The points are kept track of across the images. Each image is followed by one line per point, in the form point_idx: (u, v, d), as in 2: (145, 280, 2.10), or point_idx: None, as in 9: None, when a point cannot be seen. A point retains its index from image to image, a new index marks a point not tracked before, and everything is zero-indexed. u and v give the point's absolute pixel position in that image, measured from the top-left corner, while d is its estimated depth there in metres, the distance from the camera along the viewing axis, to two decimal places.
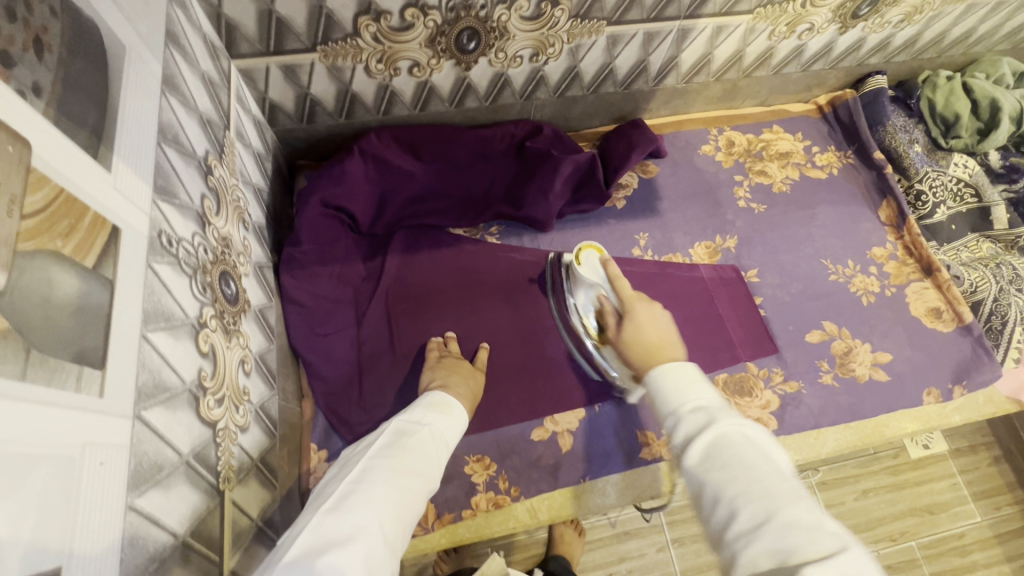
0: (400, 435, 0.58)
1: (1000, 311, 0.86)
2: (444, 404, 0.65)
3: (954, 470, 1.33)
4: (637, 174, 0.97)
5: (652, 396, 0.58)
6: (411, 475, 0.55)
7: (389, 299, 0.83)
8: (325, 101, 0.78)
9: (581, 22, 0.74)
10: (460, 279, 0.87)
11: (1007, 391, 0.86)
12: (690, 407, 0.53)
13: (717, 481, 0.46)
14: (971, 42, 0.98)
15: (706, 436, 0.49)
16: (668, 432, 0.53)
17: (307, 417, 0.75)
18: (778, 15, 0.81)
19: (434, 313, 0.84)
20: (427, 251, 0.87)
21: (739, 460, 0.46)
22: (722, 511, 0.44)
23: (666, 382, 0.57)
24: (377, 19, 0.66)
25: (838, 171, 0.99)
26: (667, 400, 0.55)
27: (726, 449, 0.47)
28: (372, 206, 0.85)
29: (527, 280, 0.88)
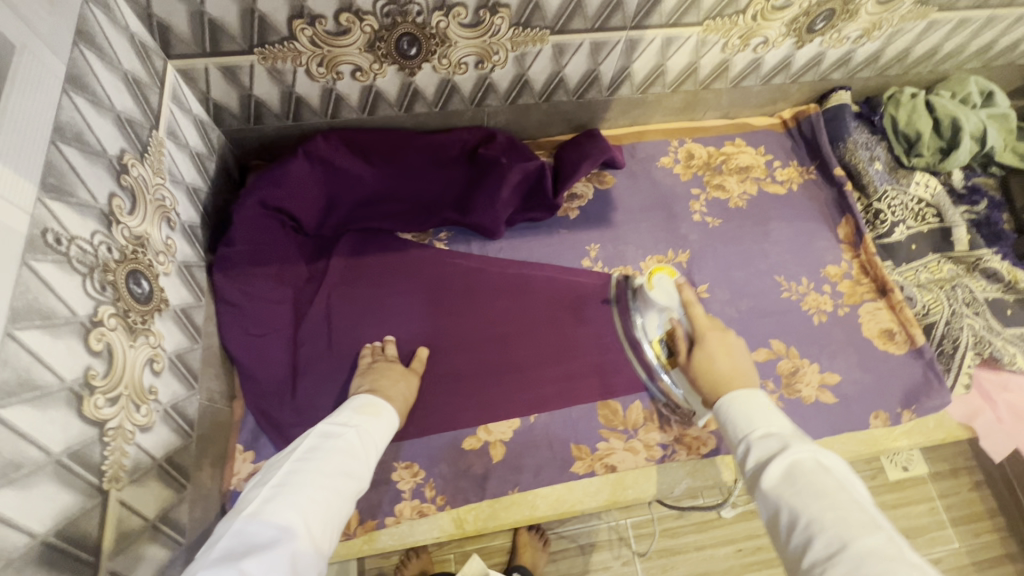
0: (326, 437, 0.57)
1: (952, 335, 0.85)
2: (372, 407, 0.64)
3: (933, 494, 1.30)
4: (593, 184, 0.96)
5: (724, 424, 0.59)
6: (339, 475, 0.54)
7: (330, 301, 0.83)
8: (269, 103, 0.78)
9: (523, 31, 0.74)
10: (406, 284, 0.86)
11: (960, 418, 0.86)
12: (759, 433, 0.54)
13: (791, 508, 0.46)
14: (939, 59, 0.96)
15: (780, 461, 0.50)
16: (741, 458, 0.54)
17: (237, 417, 0.74)
18: (729, 28, 0.80)
19: (376, 317, 0.83)
20: (374, 255, 0.87)
21: (814, 488, 0.46)
22: (798, 538, 0.44)
23: (734, 412, 0.58)
24: (312, 23, 0.67)
25: (798, 186, 0.97)
26: (737, 430, 0.56)
27: (798, 473, 0.48)
28: (319, 208, 0.84)
29: (474, 288, 0.88)
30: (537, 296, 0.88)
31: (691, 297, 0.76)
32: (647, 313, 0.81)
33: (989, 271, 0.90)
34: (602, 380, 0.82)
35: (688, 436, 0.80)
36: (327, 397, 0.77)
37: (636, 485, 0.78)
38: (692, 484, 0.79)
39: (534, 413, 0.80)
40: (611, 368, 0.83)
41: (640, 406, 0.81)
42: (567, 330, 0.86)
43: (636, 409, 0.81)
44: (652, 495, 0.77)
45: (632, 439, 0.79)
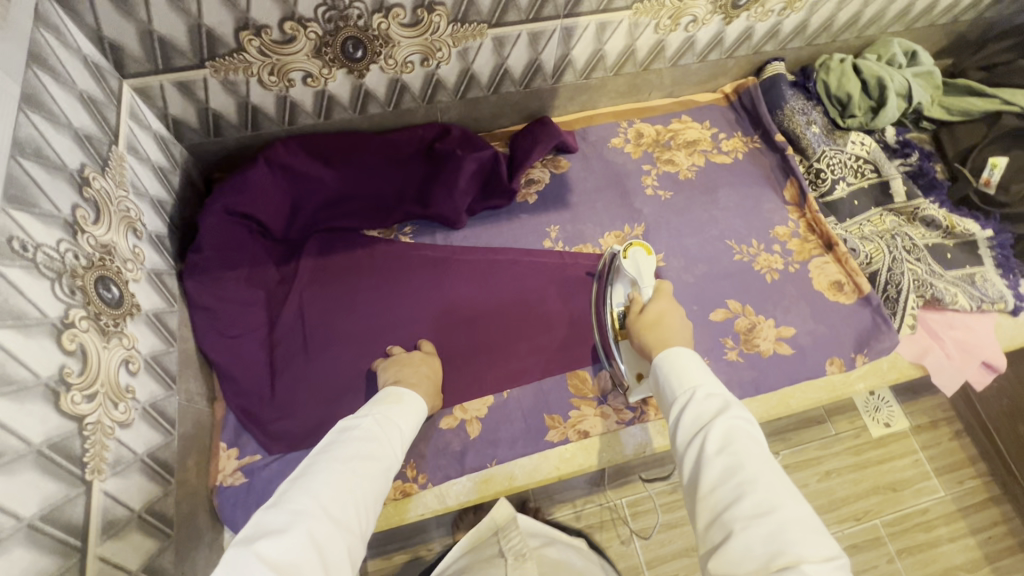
0: (344, 428, 0.60)
1: (894, 280, 0.89)
2: (394, 395, 0.67)
3: (916, 447, 1.35)
4: (549, 169, 1.00)
5: (668, 378, 0.62)
6: (358, 458, 0.56)
7: (303, 300, 0.86)
8: (227, 114, 0.81)
9: (462, 26, 0.78)
10: (375, 278, 0.90)
11: (909, 357, 0.89)
12: (704, 394, 0.58)
13: (727, 466, 0.50)
14: (863, 25, 1.02)
15: (721, 419, 0.54)
16: (679, 407, 0.58)
17: (218, 418, 0.77)
18: (657, 9, 0.85)
19: (349, 312, 0.86)
20: (343, 252, 0.90)
21: (749, 452, 0.51)
22: (727, 491, 0.49)
23: (682, 365, 0.62)
24: (258, 33, 0.70)
25: (744, 155, 1.02)
26: (684, 383, 0.59)
27: (736, 433, 0.52)
28: (285, 212, 0.88)
29: (441, 275, 0.91)
30: (502, 279, 0.91)
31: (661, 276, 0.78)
32: (614, 283, 0.82)
33: (927, 219, 0.96)
34: (569, 351, 0.86)
35: None
36: (306, 391, 0.80)
37: (610, 448, 0.80)
38: (662, 443, 0.81)
39: (507, 389, 0.83)
40: (577, 340, 0.87)
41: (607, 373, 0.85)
42: (534, 308, 0.90)
43: (603, 376, 0.85)
44: (625, 455, 0.81)
45: (602, 405, 0.83)
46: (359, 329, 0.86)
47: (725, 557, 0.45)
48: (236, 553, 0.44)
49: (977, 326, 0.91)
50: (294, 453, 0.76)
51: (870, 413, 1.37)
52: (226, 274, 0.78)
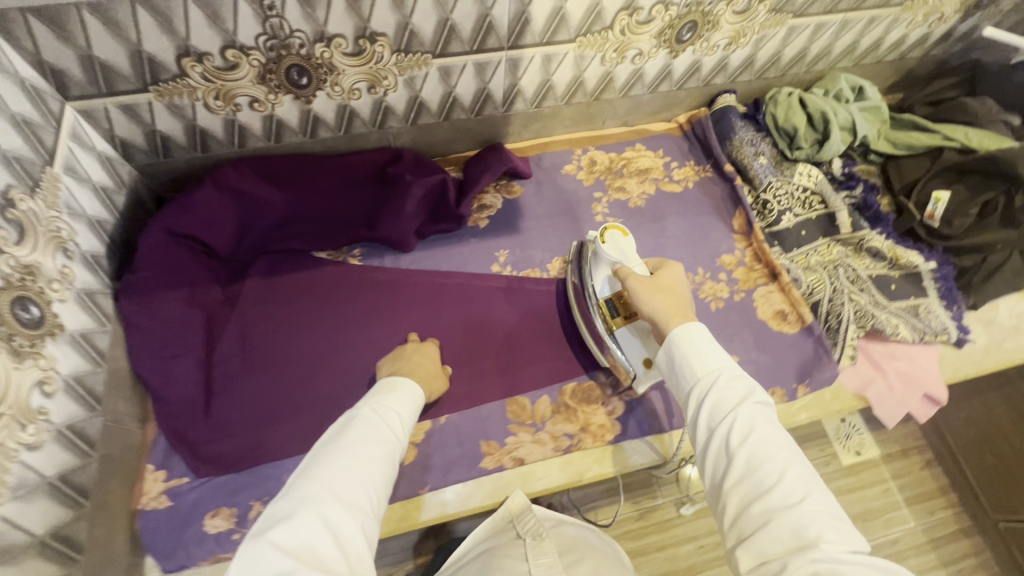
0: (344, 419, 0.61)
1: (835, 311, 0.90)
2: (388, 385, 0.69)
3: (886, 476, 1.34)
4: (502, 195, 1.01)
5: (682, 357, 0.64)
6: (358, 441, 0.57)
7: (246, 321, 0.86)
8: (175, 136, 0.83)
9: (406, 56, 0.79)
10: (322, 300, 0.90)
11: (852, 388, 0.90)
12: (727, 376, 0.60)
13: (755, 455, 0.53)
14: (810, 61, 1.05)
15: (745, 408, 0.56)
16: (699, 393, 0.60)
17: (149, 439, 0.76)
18: (602, 42, 0.87)
19: (293, 333, 0.87)
20: (291, 274, 0.91)
21: (774, 441, 0.54)
22: (759, 479, 0.52)
23: (699, 347, 0.63)
24: (200, 60, 0.72)
25: (694, 184, 1.04)
26: (703, 366, 0.61)
27: (759, 422, 0.55)
28: (232, 233, 0.88)
29: (388, 299, 0.92)
30: (448, 303, 0.92)
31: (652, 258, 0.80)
32: (596, 269, 0.83)
33: (872, 250, 0.97)
34: (510, 377, 0.87)
35: (593, 425, 0.83)
36: (242, 413, 0.80)
37: (546, 475, 0.80)
38: (600, 471, 0.81)
39: (445, 414, 0.83)
40: (519, 366, 0.87)
41: (548, 400, 0.85)
42: (478, 333, 0.90)
43: (544, 403, 0.85)
44: (562, 483, 0.80)
45: (540, 432, 0.82)
46: (301, 351, 0.86)
47: (759, 542, 0.49)
48: (251, 546, 0.46)
49: (921, 357, 0.92)
50: (223, 477, 0.75)
51: (839, 440, 1.36)
52: (165, 294, 0.79)
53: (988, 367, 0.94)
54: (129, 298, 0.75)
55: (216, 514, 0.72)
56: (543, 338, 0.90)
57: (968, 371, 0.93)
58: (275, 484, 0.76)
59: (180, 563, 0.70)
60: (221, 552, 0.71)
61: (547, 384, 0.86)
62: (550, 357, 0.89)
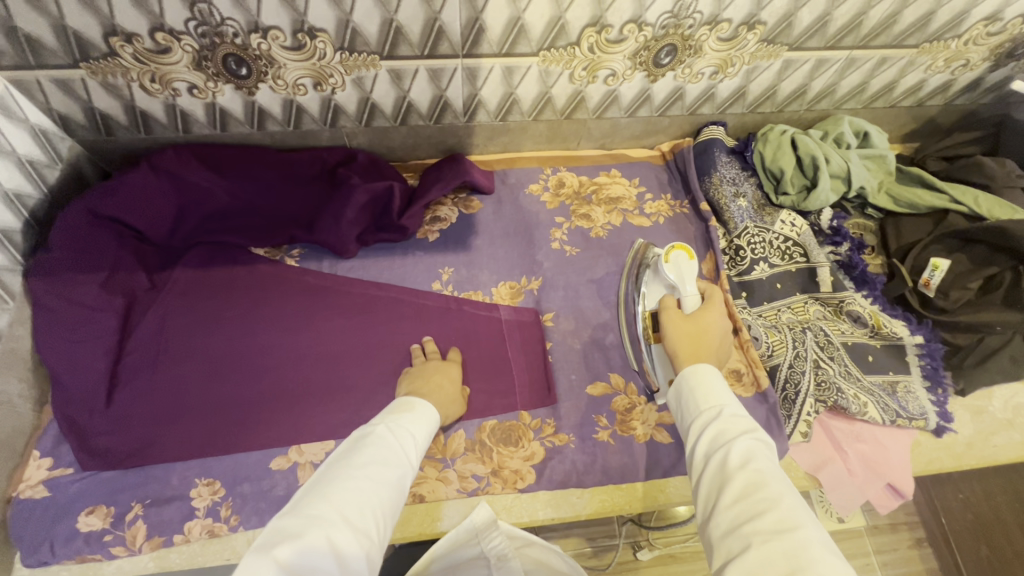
0: (355, 438, 0.57)
1: (794, 380, 0.81)
2: (406, 403, 0.65)
3: (869, 550, 1.22)
4: (458, 209, 0.96)
5: (688, 387, 0.60)
6: (374, 465, 0.53)
7: (169, 312, 0.83)
8: (115, 115, 0.81)
9: (351, 55, 0.75)
10: (252, 300, 0.86)
11: (804, 466, 0.81)
12: (730, 412, 0.56)
13: (754, 482, 0.48)
14: (811, 99, 0.96)
15: (746, 440, 0.52)
16: (702, 425, 0.56)
17: (43, 423, 0.74)
18: (568, 58, 0.80)
19: (217, 331, 0.83)
20: (224, 269, 0.87)
21: (771, 469, 0.49)
22: (756, 505, 0.46)
23: (708, 381, 0.59)
24: (129, 41, 0.69)
25: (666, 220, 0.96)
26: (709, 399, 0.57)
27: (757, 451, 0.50)
28: (166, 220, 0.85)
29: (320, 305, 0.87)
30: (382, 317, 0.87)
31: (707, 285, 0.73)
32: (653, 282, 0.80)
33: (853, 314, 0.88)
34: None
35: (506, 469, 0.77)
36: (144, 409, 0.76)
37: (445, 517, 0.74)
38: (506, 521, 0.75)
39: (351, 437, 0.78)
40: None
41: (462, 435, 0.79)
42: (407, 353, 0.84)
43: (457, 438, 0.78)
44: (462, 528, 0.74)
45: (447, 469, 0.76)
46: (221, 350, 0.82)
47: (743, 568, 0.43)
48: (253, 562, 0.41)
49: (890, 441, 0.82)
50: (109, 473, 0.72)
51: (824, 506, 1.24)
52: (79, 275, 0.76)
53: (970, 462, 0.82)
54: (39, 278, 0.74)
55: (92, 512, 0.70)
56: (473, 367, 0.84)
57: (944, 464, 0.82)
58: (161, 488, 0.73)
59: (42, 560, 0.67)
60: (88, 552, 0.68)
61: (465, 418, 0.80)
62: (478, 388, 0.82)
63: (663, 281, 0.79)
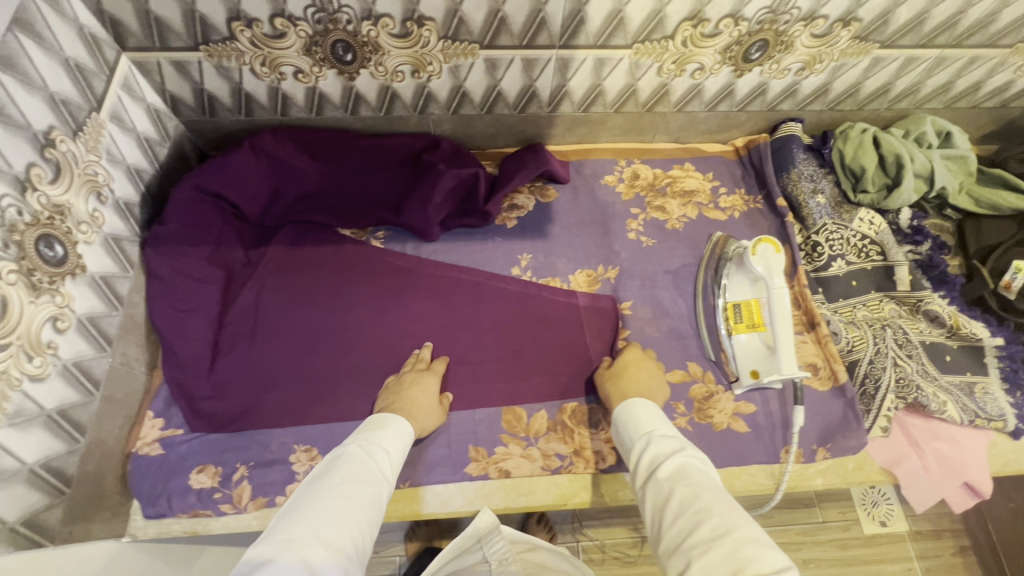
0: (329, 460, 0.62)
1: (874, 375, 0.82)
2: (378, 421, 0.69)
3: (911, 554, 1.21)
4: (535, 197, 0.98)
5: (625, 422, 0.67)
6: (348, 483, 0.57)
7: (264, 286, 0.87)
8: (221, 97, 0.84)
9: (452, 44, 0.77)
10: (340, 280, 0.89)
11: (880, 462, 0.82)
12: (660, 434, 0.62)
13: (687, 496, 0.52)
14: (893, 97, 0.95)
15: (678, 458, 0.57)
16: (639, 453, 0.61)
17: (154, 386, 0.79)
18: (661, 51, 0.82)
19: (309, 309, 0.87)
20: (314, 250, 0.91)
21: (703, 480, 0.53)
22: (690, 520, 0.49)
23: (637, 413, 0.66)
24: (249, 25, 0.72)
25: (740, 214, 0.97)
26: (641, 428, 0.64)
27: (689, 468, 0.55)
28: (263, 197, 0.89)
29: (405, 287, 0.90)
30: (463, 301, 0.89)
31: (781, 282, 0.75)
32: (737, 274, 0.84)
33: (931, 314, 0.88)
34: (512, 386, 0.83)
35: (588, 450, 0.80)
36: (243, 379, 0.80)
37: (529, 492, 0.78)
38: (588, 498, 0.78)
39: None
40: (518, 374, 0.84)
41: (544, 415, 0.81)
42: (488, 337, 0.87)
43: (540, 418, 0.81)
44: (545, 503, 0.77)
45: (531, 447, 0.79)
46: (312, 325, 0.86)
47: None
48: None
49: (967, 441, 0.82)
50: (216, 435, 0.77)
51: (865, 507, 1.24)
52: (189, 248, 0.81)
53: None
54: (153, 248, 0.78)
55: (202, 471, 0.74)
56: (552, 351, 0.86)
57: (1021, 465, 0.82)
58: (263, 451, 0.76)
59: (161, 511, 0.72)
60: (201, 507, 0.73)
61: (545, 399, 0.82)
62: (558, 371, 0.85)
63: (748, 273, 0.82)
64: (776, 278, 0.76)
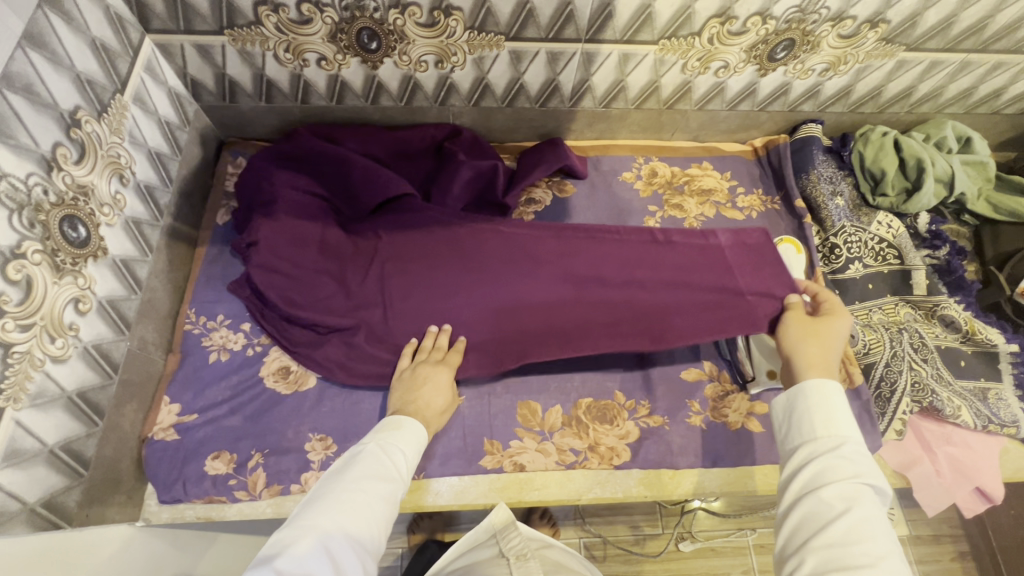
0: (349, 456, 0.60)
1: (890, 378, 0.83)
2: (393, 423, 0.64)
3: (910, 559, 1.21)
4: (552, 192, 0.98)
5: (811, 404, 0.55)
6: (367, 479, 0.56)
7: (375, 263, 0.79)
8: (242, 83, 0.84)
9: (478, 35, 0.77)
10: (449, 247, 0.77)
11: (893, 464, 0.82)
12: (851, 445, 0.51)
13: (857, 535, 0.45)
14: (915, 101, 0.95)
15: (857, 487, 0.48)
16: (815, 453, 0.52)
17: (170, 371, 0.78)
18: (685, 48, 0.81)
19: (420, 282, 0.76)
20: (419, 228, 0.81)
21: (877, 522, 0.46)
22: (855, 559, 0.44)
23: (832, 405, 0.54)
24: (275, 11, 0.72)
25: (758, 214, 0.97)
26: (829, 425, 0.53)
27: (868, 501, 0.47)
28: (318, 188, 0.86)
29: (513, 249, 0.76)
30: (581, 257, 0.75)
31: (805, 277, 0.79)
32: None
33: (947, 318, 0.88)
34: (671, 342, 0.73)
35: (602, 446, 0.79)
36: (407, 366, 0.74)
37: (544, 486, 0.78)
38: (600, 494, 0.78)
39: None
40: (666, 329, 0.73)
41: (559, 410, 0.81)
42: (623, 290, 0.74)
43: (555, 413, 0.81)
44: (559, 498, 0.77)
45: (546, 441, 0.79)
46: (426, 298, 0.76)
47: None
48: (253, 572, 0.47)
49: (980, 446, 0.82)
50: (231, 421, 0.76)
51: None
52: (299, 229, 0.78)
53: None
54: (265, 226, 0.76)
55: (217, 457, 0.73)
56: (694, 302, 0.72)
57: None
58: (278, 439, 0.75)
59: (176, 497, 0.72)
60: (215, 493, 0.72)
61: (560, 394, 0.82)
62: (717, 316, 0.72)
63: None
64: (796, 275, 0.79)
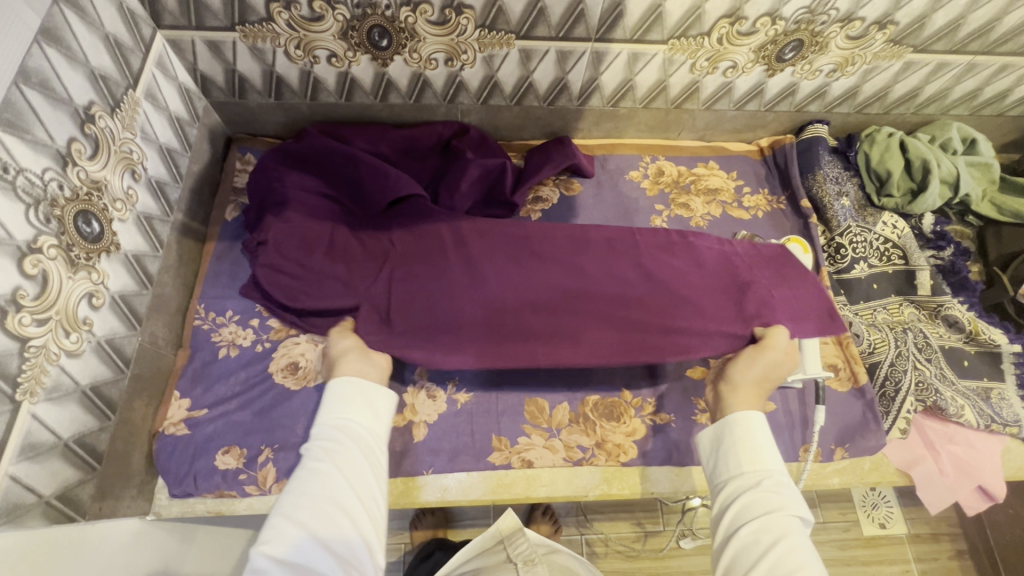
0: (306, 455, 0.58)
1: (894, 378, 0.83)
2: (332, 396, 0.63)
3: (909, 557, 1.23)
4: (559, 190, 0.98)
5: (731, 439, 0.60)
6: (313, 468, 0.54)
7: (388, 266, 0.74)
8: (252, 79, 0.84)
9: (489, 33, 0.77)
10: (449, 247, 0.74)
11: (897, 463, 0.82)
12: (770, 476, 0.56)
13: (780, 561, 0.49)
14: (921, 102, 0.96)
15: (780, 515, 0.52)
16: (739, 487, 0.57)
17: (179, 366, 0.79)
18: (695, 48, 0.82)
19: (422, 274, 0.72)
20: (429, 231, 0.78)
21: (801, 551, 0.50)
22: None
23: (752, 436, 0.59)
24: (287, 7, 0.72)
25: (764, 214, 0.97)
26: (749, 460, 0.58)
27: (789, 530, 0.51)
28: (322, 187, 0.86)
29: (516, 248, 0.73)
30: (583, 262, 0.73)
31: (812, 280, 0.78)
32: None
33: (950, 319, 0.89)
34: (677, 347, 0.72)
35: (610, 443, 0.80)
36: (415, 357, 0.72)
37: (551, 482, 0.78)
38: (607, 490, 0.78)
39: (461, 399, 0.81)
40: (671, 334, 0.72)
41: (567, 408, 0.81)
42: (642, 285, 0.72)
43: (562, 410, 0.81)
44: (566, 495, 0.78)
45: (553, 438, 0.80)
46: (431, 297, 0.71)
47: None
48: None
49: (983, 445, 0.83)
50: (240, 416, 0.76)
51: (866, 509, 1.26)
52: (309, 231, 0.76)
53: None
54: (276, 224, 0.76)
55: (227, 452, 0.74)
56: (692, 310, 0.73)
57: None
58: (287, 434, 0.76)
59: (187, 491, 0.73)
60: (225, 488, 0.72)
61: (567, 392, 0.82)
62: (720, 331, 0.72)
63: None
64: (804, 277, 0.78)
